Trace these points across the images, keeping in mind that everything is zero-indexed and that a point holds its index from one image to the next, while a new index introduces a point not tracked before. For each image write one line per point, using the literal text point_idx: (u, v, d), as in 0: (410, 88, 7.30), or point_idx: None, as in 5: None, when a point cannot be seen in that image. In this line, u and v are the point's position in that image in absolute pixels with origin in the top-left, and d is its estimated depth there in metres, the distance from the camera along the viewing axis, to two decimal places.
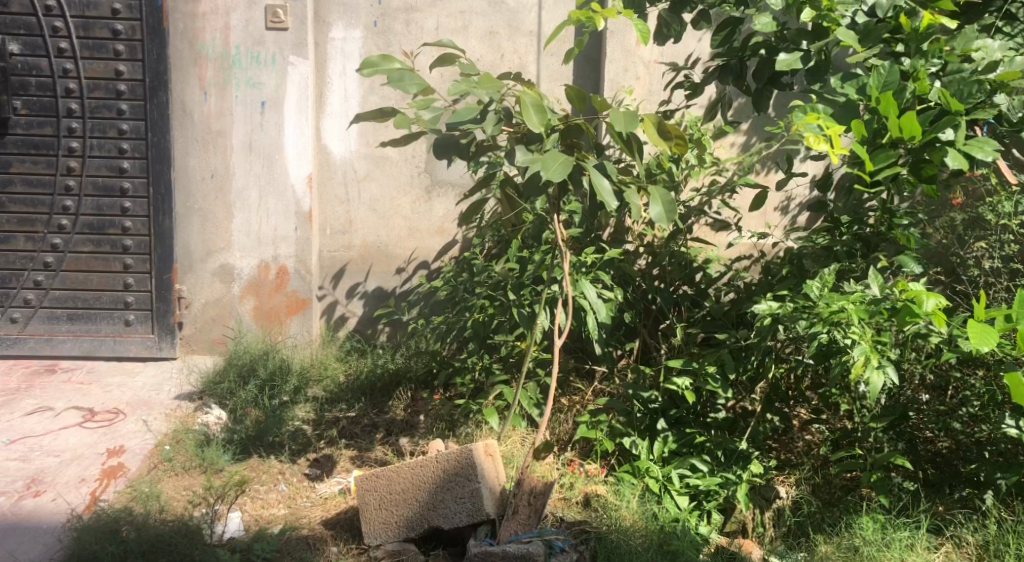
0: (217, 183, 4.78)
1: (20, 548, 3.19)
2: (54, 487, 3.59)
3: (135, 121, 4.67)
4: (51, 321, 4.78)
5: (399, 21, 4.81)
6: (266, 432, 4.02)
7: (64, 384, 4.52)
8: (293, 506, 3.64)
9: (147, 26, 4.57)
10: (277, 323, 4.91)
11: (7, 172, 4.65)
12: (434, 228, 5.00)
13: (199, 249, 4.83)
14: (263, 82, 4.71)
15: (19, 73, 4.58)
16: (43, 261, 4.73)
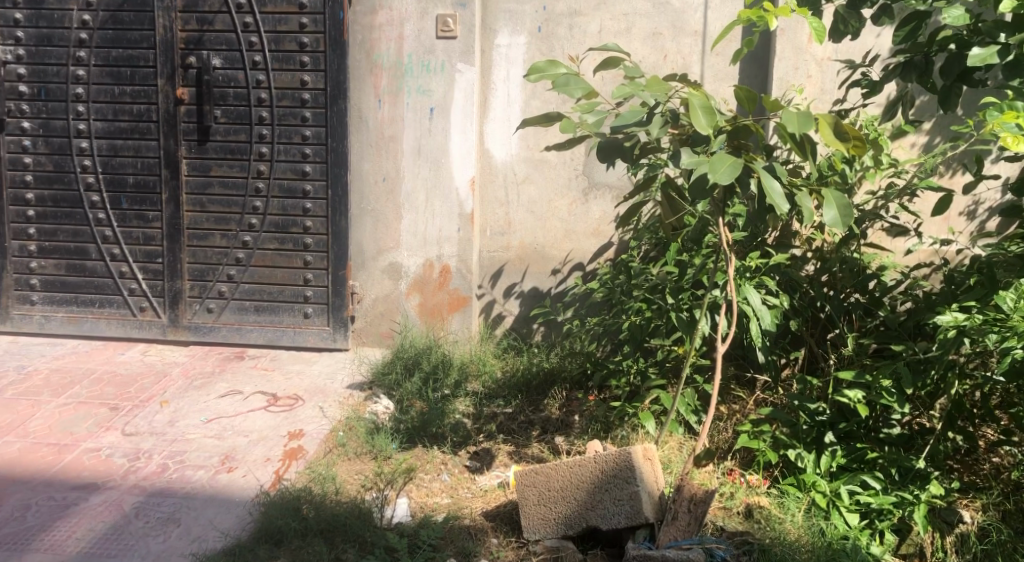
0: (389, 185, 5.02)
1: (218, 517, 3.49)
2: (244, 464, 3.89)
3: (317, 128, 4.98)
4: (241, 312, 5.17)
5: (563, 25, 4.87)
6: (429, 423, 4.17)
7: (251, 369, 4.89)
8: (455, 496, 3.77)
9: (329, 38, 4.86)
10: (439, 319, 5.10)
11: (207, 175, 5.05)
12: (591, 229, 5.03)
13: (371, 248, 5.10)
14: (433, 88, 4.91)
15: (219, 85, 4.98)
16: (235, 256, 5.12)
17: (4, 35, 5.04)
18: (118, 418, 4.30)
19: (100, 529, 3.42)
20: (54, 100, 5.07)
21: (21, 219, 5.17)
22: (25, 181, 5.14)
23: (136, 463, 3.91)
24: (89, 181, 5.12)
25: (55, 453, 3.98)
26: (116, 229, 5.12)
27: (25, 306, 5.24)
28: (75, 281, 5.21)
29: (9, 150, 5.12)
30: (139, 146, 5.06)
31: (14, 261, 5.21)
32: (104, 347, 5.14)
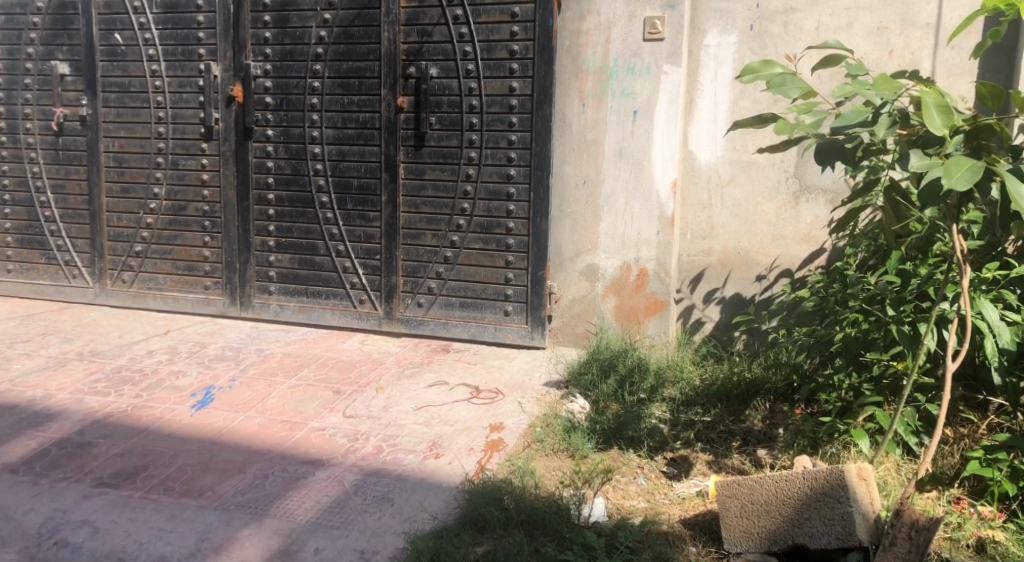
0: (589, 189, 5.07)
1: (427, 500, 3.69)
2: (450, 452, 4.08)
3: (523, 133, 5.11)
4: (448, 308, 5.40)
5: (777, 23, 4.70)
6: (626, 425, 4.17)
7: (456, 362, 5.10)
8: (652, 501, 3.74)
9: (538, 45, 4.98)
10: (636, 322, 5.07)
11: (422, 178, 5.32)
12: (800, 234, 4.82)
13: (570, 249, 5.16)
14: (637, 91, 4.90)
15: (436, 93, 5.23)
16: (443, 255, 5.35)
17: (255, 52, 5.59)
18: (340, 401, 4.64)
19: (325, 501, 3.71)
20: (293, 109, 5.55)
21: (262, 217, 5.69)
22: (267, 184, 5.66)
23: (355, 443, 4.20)
24: (319, 184, 5.55)
25: (287, 429, 4.36)
26: (341, 227, 5.52)
27: (263, 295, 5.77)
28: (305, 274, 5.65)
29: (254, 155, 5.66)
30: (363, 152, 5.42)
31: (256, 254, 5.75)
32: (328, 335, 5.56)
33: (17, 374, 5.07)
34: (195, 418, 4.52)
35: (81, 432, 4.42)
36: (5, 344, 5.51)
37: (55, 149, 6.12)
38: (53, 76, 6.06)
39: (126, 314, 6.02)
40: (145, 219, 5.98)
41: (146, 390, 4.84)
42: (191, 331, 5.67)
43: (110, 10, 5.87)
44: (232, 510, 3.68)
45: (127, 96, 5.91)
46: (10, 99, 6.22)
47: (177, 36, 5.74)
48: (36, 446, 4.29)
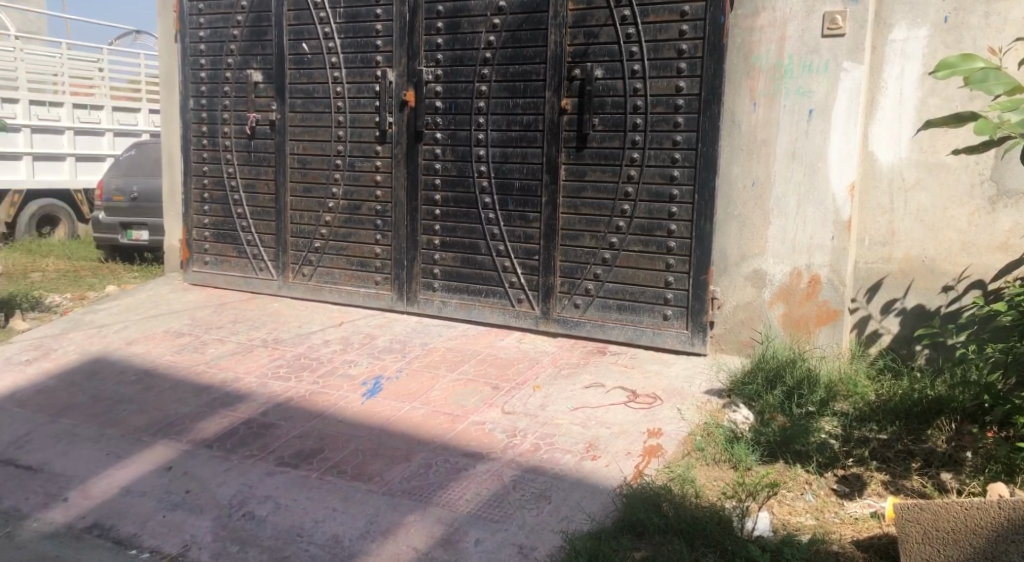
0: (758, 190, 4.90)
1: (585, 501, 3.69)
2: (608, 454, 4.05)
3: (688, 133, 4.98)
4: (604, 310, 5.34)
5: (976, 13, 4.40)
6: (794, 438, 4.00)
7: (613, 364, 5.03)
8: (821, 519, 3.61)
9: (708, 44, 4.86)
10: (805, 331, 4.85)
11: (582, 180, 5.29)
12: (996, 243, 4.47)
13: (735, 252, 5.01)
14: (814, 89, 4.69)
15: (600, 95, 5.19)
16: (602, 257, 5.29)
17: (428, 58, 5.79)
18: (499, 397, 4.72)
19: (485, 494, 3.80)
20: (461, 113, 5.70)
21: (429, 217, 5.88)
22: (435, 185, 5.84)
23: (513, 439, 4.26)
24: (483, 185, 5.65)
25: (448, 422, 4.48)
26: (502, 228, 5.61)
27: (428, 292, 5.97)
28: (467, 273, 5.79)
29: (424, 157, 5.86)
30: (526, 154, 5.48)
31: (423, 252, 5.95)
32: (487, 332, 5.66)
33: (211, 357, 5.51)
34: (365, 406, 4.73)
35: (265, 413, 4.76)
36: (201, 329, 6.00)
37: (247, 152, 6.60)
38: (248, 84, 6.53)
39: (304, 305, 6.39)
40: (323, 217, 6.32)
41: (322, 377, 5.13)
42: (362, 323, 5.94)
43: (299, 21, 6.27)
44: (399, 496, 3.87)
45: (311, 101, 6.28)
46: (211, 106, 6.77)
47: (357, 44, 6.04)
48: (227, 424, 4.67)
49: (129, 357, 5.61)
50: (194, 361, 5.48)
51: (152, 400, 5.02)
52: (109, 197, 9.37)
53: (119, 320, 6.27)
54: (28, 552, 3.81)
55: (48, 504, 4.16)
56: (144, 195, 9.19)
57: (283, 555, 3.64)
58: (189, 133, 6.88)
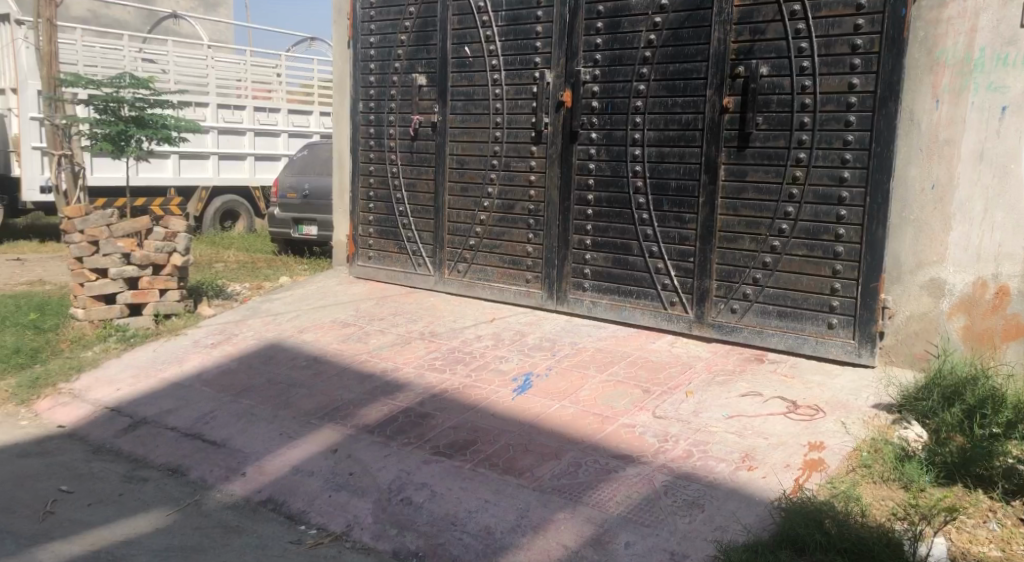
0: (939, 193, 4.62)
1: (740, 511, 3.60)
2: (765, 465, 3.90)
3: (861, 133, 4.73)
4: (764, 316, 5.16)
5: None
6: (974, 461, 3.77)
7: (772, 373, 4.84)
8: (1008, 551, 3.40)
9: (886, 38, 4.60)
10: (989, 347, 4.55)
11: (743, 180, 5.12)
12: None
13: (910, 259, 4.72)
14: (1008, 84, 4.41)
15: (765, 93, 5.01)
16: (762, 260, 5.11)
17: (586, 58, 5.77)
18: (650, 400, 4.65)
19: (636, 498, 3.77)
20: (618, 112, 5.64)
21: (581, 217, 5.86)
22: (588, 184, 5.81)
23: (664, 444, 4.19)
24: (638, 185, 5.57)
25: (599, 423, 4.46)
26: (656, 229, 5.51)
27: (578, 291, 5.96)
28: (619, 273, 5.74)
29: (579, 157, 5.84)
30: (684, 153, 5.35)
31: (574, 252, 5.95)
32: (638, 334, 5.60)
33: (373, 347, 5.74)
34: (516, 402, 4.79)
35: (422, 403, 4.91)
36: (365, 320, 6.26)
37: (410, 152, 6.83)
38: (413, 87, 6.77)
39: (458, 301, 6.54)
40: (479, 215, 6.44)
41: (475, 371, 5.23)
42: (513, 320, 6.02)
43: (463, 25, 6.42)
44: (549, 493, 3.91)
45: (471, 103, 6.43)
46: (378, 109, 7.06)
47: (517, 47, 6.13)
48: (387, 412, 4.85)
49: (299, 344, 5.93)
50: (357, 350, 5.72)
51: (319, 385, 5.28)
52: (284, 194, 9.97)
53: (291, 309, 6.65)
54: (212, 520, 4.09)
55: (230, 477, 4.49)
56: (314, 193, 9.68)
57: (438, 542, 3.77)
58: (358, 134, 7.22)
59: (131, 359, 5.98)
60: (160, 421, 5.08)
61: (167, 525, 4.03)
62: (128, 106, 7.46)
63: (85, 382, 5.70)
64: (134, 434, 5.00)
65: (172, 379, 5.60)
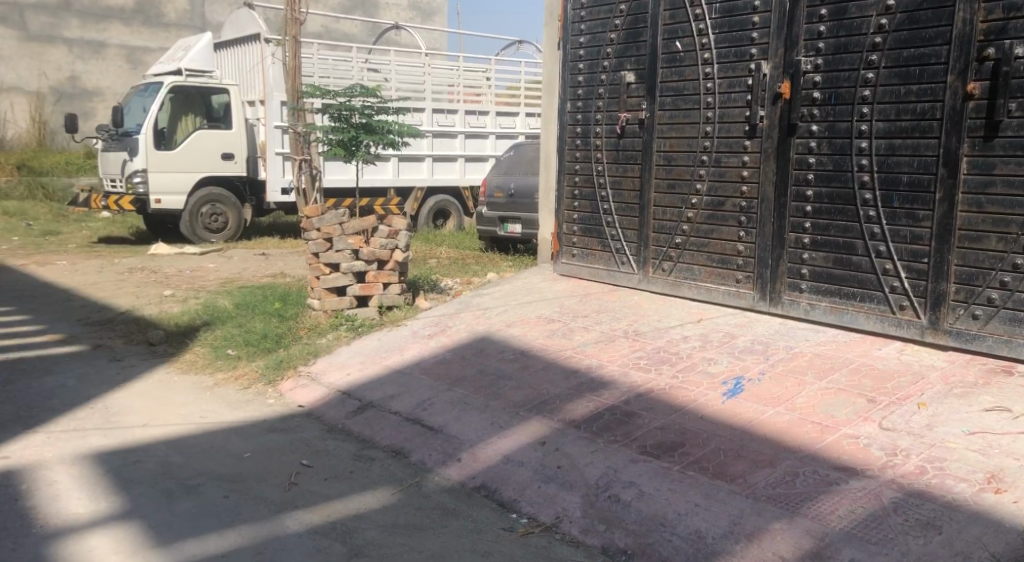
0: None
1: (986, 538, 3.29)
2: (1015, 489, 3.53)
3: None
4: (1013, 323, 4.67)
5: None
6: None
7: (1021, 388, 4.37)
8: None
9: None
10: None
11: (990, 174, 4.66)
12: None
13: None
14: None
15: (1019, 76, 4.54)
16: (1012, 262, 4.63)
17: (807, 47, 5.48)
18: (876, 411, 4.33)
19: (862, 513, 3.54)
20: (842, 103, 5.31)
21: (799, 214, 5.58)
22: (806, 180, 5.52)
23: (894, 458, 3.90)
24: (864, 180, 5.22)
25: (817, 432, 4.23)
26: (884, 227, 5.14)
27: (794, 293, 5.68)
28: (840, 274, 5.41)
29: (797, 151, 5.57)
30: (918, 145, 4.96)
31: (789, 251, 5.67)
32: (862, 340, 5.25)
33: (578, 344, 5.78)
34: (726, 406, 4.64)
35: (628, 402, 4.88)
36: (570, 317, 6.32)
37: (616, 150, 6.80)
38: (621, 85, 6.74)
39: (664, 301, 6.43)
40: (686, 213, 6.30)
41: (682, 372, 5.13)
42: (723, 321, 5.84)
43: (675, 20, 6.31)
44: (763, 501, 3.76)
45: (681, 98, 6.30)
46: (586, 108, 7.10)
47: (732, 39, 5.93)
48: (594, 408, 4.87)
49: (508, 338, 6.08)
50: (563, 346, 5.79)
51: (528, 378, 5.39)
52: (491, 194, 10.26)
53: (500, 304, 6.84)
54: (431, 502, 4.28)
55: (446, 462, 4.68)
56: (520, 192, 9.87)
57: (648, 542, 3.74)
58: (565, 134, 7.29)
59: (359, 346, 6.39)
60: (384, 406, 5.39)
61: (392, 503, 4.26)
62: (358, 114, 7.98)
63: (319, 367, 6.15)
64: (361, 416, 5.34)
65: (393, 367, 5.92)
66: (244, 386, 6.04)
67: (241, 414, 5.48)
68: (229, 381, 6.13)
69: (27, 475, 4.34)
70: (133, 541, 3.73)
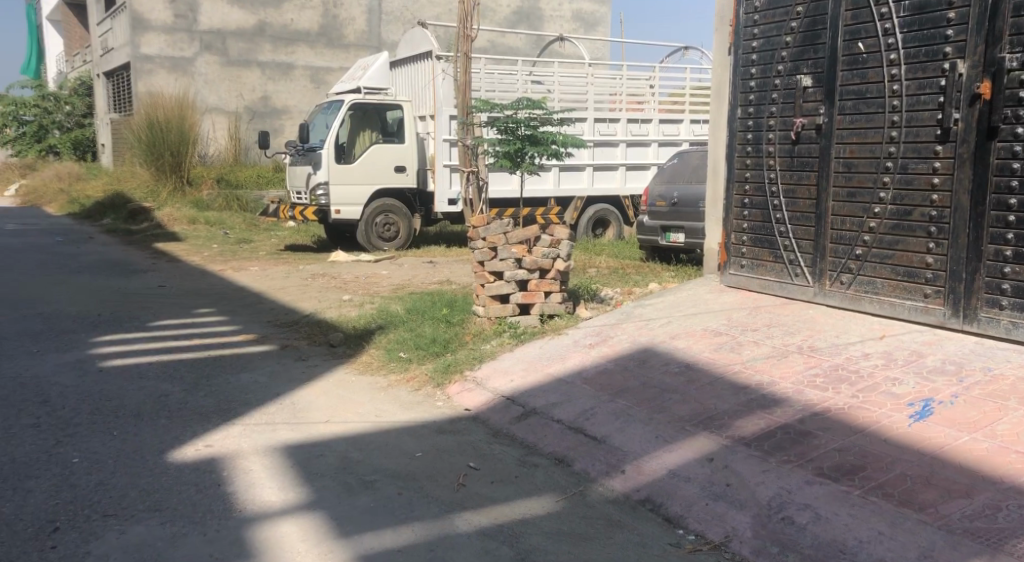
0: None
1: None
2: None
3: None
4: None
5: None
6: None
7: None
8: None
9: None
10: None
11: None
12: None
13: None
14: None
15: None
16: None
17: (1012, 43, 5.05)
18: None
19: None
20: None
21: (1000, 224, 5.13)
22: (1010, 187, 5.07)
23: None
24: None
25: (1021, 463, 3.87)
26: None
27: (992, 309, 5.24)
28: None
29: (998, 156, 5.13)
30: None
31: (987, 264, 5.24)
32: None
33: (747, 358, 5.59)
34: (913, 429, 4.34)
35: (802, 420, 4.66)
36: (738, 330, 6.12)
37: (791, 157, 6.54)
38: (797, 89, 6.48)
39: (841, 315, 6.10)
40: (868, 222, 5.96)
41: (862, 392, 4.84)
42: (909, 339, 5.47)
43: (857, 20, 6.00)
44: (959, 535, 3.48)
45: (863, 102, 5.97)
46: (758, 114, 6.87)
47: (923, 37, 5.57)
48: (765, 426, 4.68)
49: (673, 350, 5.96)
50: (731, 360, 5.61)
51: (694, 392, 5.26)
52: (654, 202, 10.11)
53: (664, 315, 6.72)
54: (597, 512, 4.25)
55: (611, 473, 4.64)
56: (683, 200, 9.67)
57: None
58: (735, 141, 7.08)
59: (522, 354, 6.46)
60: (548, 413, 5.41)
61: (557, 510, 4.27)
62: (524, 126, 8.10)
63: (484, 372, 6.26)
64: (525, 423, 5.38)
65: (556, 375, 5.94)
66: (415, 388, 6.24)
67: (412, 415, 5.67)
68: (401, 383, 6.35)
69: (225, 463, 4.67)
70: (317, 530, 3.93)
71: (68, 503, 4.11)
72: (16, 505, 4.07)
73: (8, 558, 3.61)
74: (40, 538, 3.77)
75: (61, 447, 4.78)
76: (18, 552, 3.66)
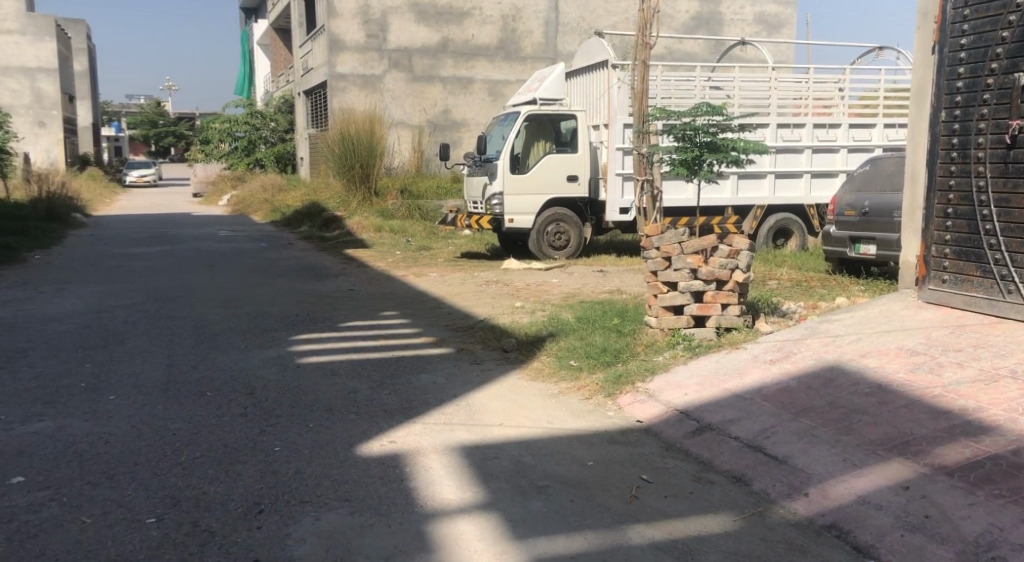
0: None
1: None
2: None
3: None
4: None
5: None
6: None
7: None
8: None
9: None
10: None
11: None
12: None
13: None
14: None
15: None
16: None
17: None
18: None
19: None
20: None
21: None
22: None
23: None
24: None
25: None
26: None
27: None
28: None
29: None
30: None
31: None
32: None
33: (949, 381, 5.14)
34: None
35: (1016, 452, 4.25)
36: (939, 350, 5.65)
37: (1005, 162, 5.98)
38: (1015, 89, 5.92)
39: None
40: None
41: None
42: None
43: None
44: None
45: None
46: (965, 116, 6.34)
47: None
48: (970, 455, 4.30)
49: (863, 369, 5.59)
50: (930, 383, 5.18)
51: (887, 415, 4.90)
52: (841, 211, 9.56)
53: (853, 332, 6.32)
54: (777, 534, 4.04)
55: (792, 495, 4.39)
56: (875, 210, 9.08)
57: None
58: (938, 146, 6.57)
59: (697, 367, 6.27)
60: (725, 429, 5.21)
61: (735, 529, 4.09)
62: (703, 133, 7.89)
63: (658, 384, 6.13)
64: (701, 437, 5.21)
65: (734, 390, 5.72)
66: (586, 396, 6.19)
67: (585, 423, 5.63)
68: (573, 391, 6.33)
69: (407, 459, 4.82)
70: (493, 530, 3.97)
71: (272, 487, 4.38)
72: (228, 485, 4.38)
73: (221, 534, 3.89)
74: (248, 518, 4.04)
75: (265, 435, 5.11)
76: (230, 529, 3.94)
